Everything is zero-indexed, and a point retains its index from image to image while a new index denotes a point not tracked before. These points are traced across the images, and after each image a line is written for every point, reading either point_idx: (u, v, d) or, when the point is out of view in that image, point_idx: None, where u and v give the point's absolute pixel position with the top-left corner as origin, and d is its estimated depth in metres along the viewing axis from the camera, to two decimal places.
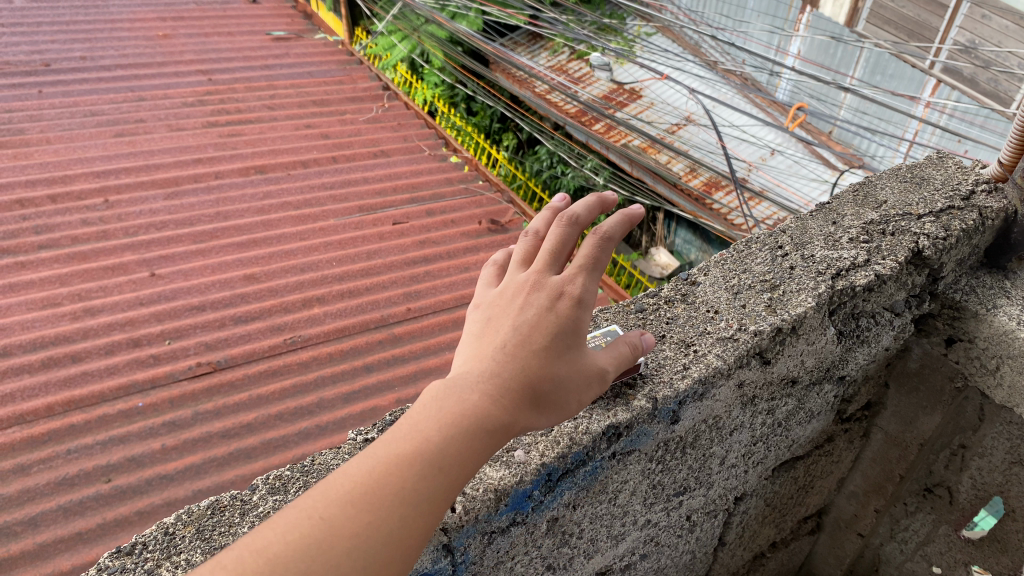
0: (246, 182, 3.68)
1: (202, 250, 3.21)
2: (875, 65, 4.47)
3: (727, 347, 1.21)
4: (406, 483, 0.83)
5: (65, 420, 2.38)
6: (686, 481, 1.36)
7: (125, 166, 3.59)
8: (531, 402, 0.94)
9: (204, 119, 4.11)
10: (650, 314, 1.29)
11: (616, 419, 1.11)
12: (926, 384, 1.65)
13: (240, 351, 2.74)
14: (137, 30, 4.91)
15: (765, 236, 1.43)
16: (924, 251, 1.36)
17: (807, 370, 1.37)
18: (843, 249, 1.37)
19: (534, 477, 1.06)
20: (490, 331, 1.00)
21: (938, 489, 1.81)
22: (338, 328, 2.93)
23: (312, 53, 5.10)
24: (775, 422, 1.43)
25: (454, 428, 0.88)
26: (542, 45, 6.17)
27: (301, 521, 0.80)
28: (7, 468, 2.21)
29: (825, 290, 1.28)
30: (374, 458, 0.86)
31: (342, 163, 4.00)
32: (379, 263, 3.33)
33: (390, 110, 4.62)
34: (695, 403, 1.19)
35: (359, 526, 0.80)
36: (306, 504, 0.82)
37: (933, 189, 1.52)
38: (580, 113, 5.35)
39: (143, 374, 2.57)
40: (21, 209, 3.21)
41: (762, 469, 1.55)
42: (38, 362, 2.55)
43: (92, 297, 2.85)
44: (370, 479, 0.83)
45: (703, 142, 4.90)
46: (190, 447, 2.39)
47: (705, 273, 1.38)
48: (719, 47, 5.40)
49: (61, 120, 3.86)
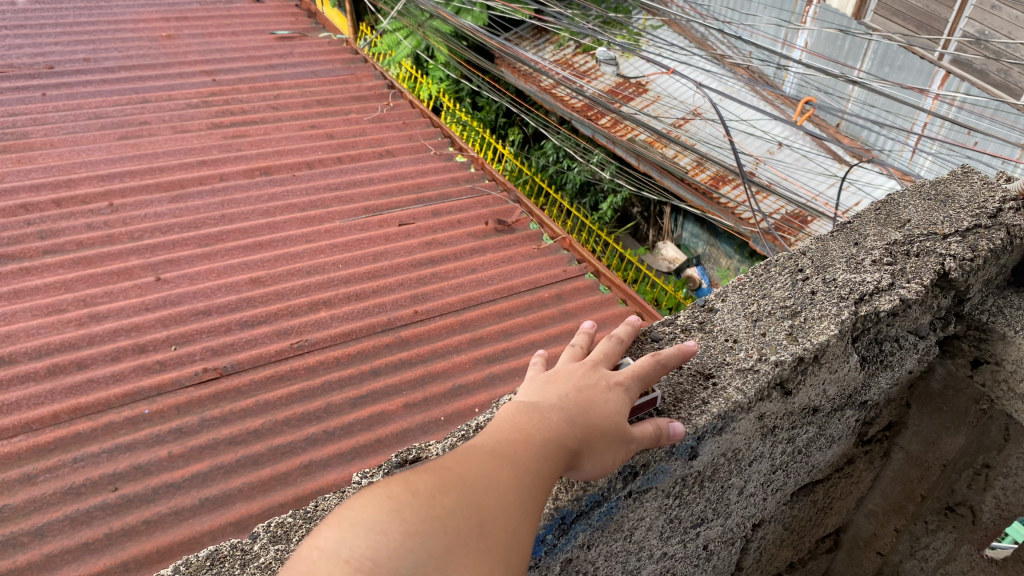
0: (251, 184, 3.64)
1: (207, 253, 3.16)
2: (882, 57, 4.34)
3: (748, 379, 1.17)
4: (528, 490, 0.85)
5: (71, 428, 2.35)
6: (704, 513, 1.32)
7: (129, 169, 3.55)
8: (591, 445, 0.96)
9: (208, 121, 4.06)
10: (666, 344, 1.25)
11: (633, 459, 1.07)
12: (949, 406, 1.61)
13: (246, 356, 2.70)
14: (141, 31, 4.87)
15: (785, 259, 1.42)
16: (950, 273, 1.34)
17: (829, 398, 1.34)
18: (866, 273, 1.34)
19: (546, 522, 1.01)
20: (550, 385, 1.04)
21: (961, 508, 1.75)
22: (344, 332, 2.88)
23: (316, 52, 5.05)
24: (796, 449, 1.40)
25: (542, 445, 0.91)
26: (547, 39, 6.12)
27: (456, 497, 0.78)
28: (13, 478, 2.17)
29: (848, 317, 1.25)
30: (490, 457, 0.86)
31: (347, 163, 3.95)
32: (386, 265, 3.28)
33: (395, 109, 4.56)
34: (714, 438, 1.16)
35: (506, 515, 0.80)
36: (448, 482, 0.79)
37: (959, 207, 1.52)
38: (587, 109, 5.29)
39: (148, 380, 2.53)
40: (25, 214, 3.17)
41: (781, 495, 1.52)
42: (43, 370, 2.51)
43: (97, 302, 2.81)
44: (496, 473, 0.84)
45: (711, 137, 4.84)
46: (197, 454, 2.35)
47: (723, 298, 1.35)
48: (726, 41, 5.32)
49: (64, 123, 3.82)
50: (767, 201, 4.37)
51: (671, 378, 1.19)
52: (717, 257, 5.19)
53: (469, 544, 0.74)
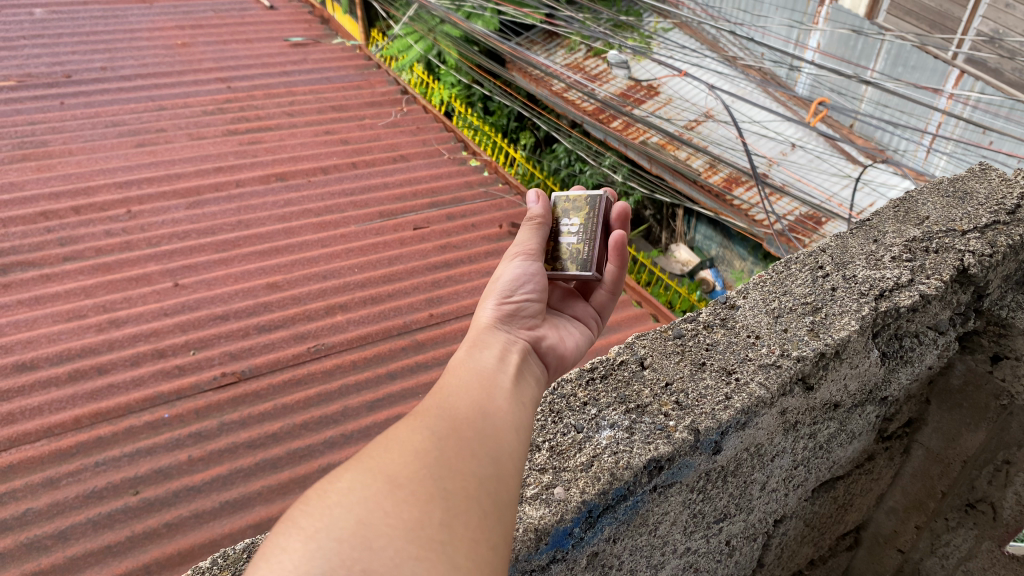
0: (267, 190, 3.67)
1: (225, 258, 3.20)
2: (895, 57, 4.35)
3: (770, 374, 1.19)
4: (429, 433, 0.94)
5: (93, 432, 2.37)
6: (726, 508, 1.33)
7: (147, 177, 3.59)
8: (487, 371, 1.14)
9: (224, 128, 4.11)
10: (689, 340, 1.28)
11: (658, 452, 1.09)
12: (969, 402, 1.62)
13: (264, 360, 2.73)
14: (156, 39, 4.92)
15: (805, 256, 1.44)
16: (970, 269, 1.37)
17: (850, 393, 1.36)
18: (886, 269, 1.37)
19: (574, 516, 1.03)
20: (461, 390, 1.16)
21: (981, 505, 1.75)
22: (361, 336, 2.91)
23: (329, 58, 5.08)
24: (817, 445, 1.42)
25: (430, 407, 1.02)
26: (558, 43, 6.15)
27: (357, 476, 0.85)
28: (36, 481, 2.21)
29: (869, 312, 1.27)
30: (388, 435, 0.94)
31: (362, 168, 3.98)
32: (401, 269, 3.31)
33: (409, 114, 4.59)
34: (738, 433, 1.18)
35: (416, 467, 0.87)
36: (352, 469, 0.87)
37: (977, 204, 1.54)
38: (598, 111, 5.31)
39: (168, 385, 2.56)
40: (44, 221, 3.22)
41: (802, 490, 1.53)
42: (65, 375, 2.54)
43: (117, 308, 2.85)
44: (395, 439, 0.92)
45: (723, 138, 4.85)
46: (216, 458, 2.37)
47: (745, 295, 1.37)
48: (738, 41, 5.33)
49: (83, 131, 3.86)
50: (781, 202, 4.38)
51: (694, 373, 1.21)
52: (730, 259, 5.19)
53: (383, 503, 0.81)
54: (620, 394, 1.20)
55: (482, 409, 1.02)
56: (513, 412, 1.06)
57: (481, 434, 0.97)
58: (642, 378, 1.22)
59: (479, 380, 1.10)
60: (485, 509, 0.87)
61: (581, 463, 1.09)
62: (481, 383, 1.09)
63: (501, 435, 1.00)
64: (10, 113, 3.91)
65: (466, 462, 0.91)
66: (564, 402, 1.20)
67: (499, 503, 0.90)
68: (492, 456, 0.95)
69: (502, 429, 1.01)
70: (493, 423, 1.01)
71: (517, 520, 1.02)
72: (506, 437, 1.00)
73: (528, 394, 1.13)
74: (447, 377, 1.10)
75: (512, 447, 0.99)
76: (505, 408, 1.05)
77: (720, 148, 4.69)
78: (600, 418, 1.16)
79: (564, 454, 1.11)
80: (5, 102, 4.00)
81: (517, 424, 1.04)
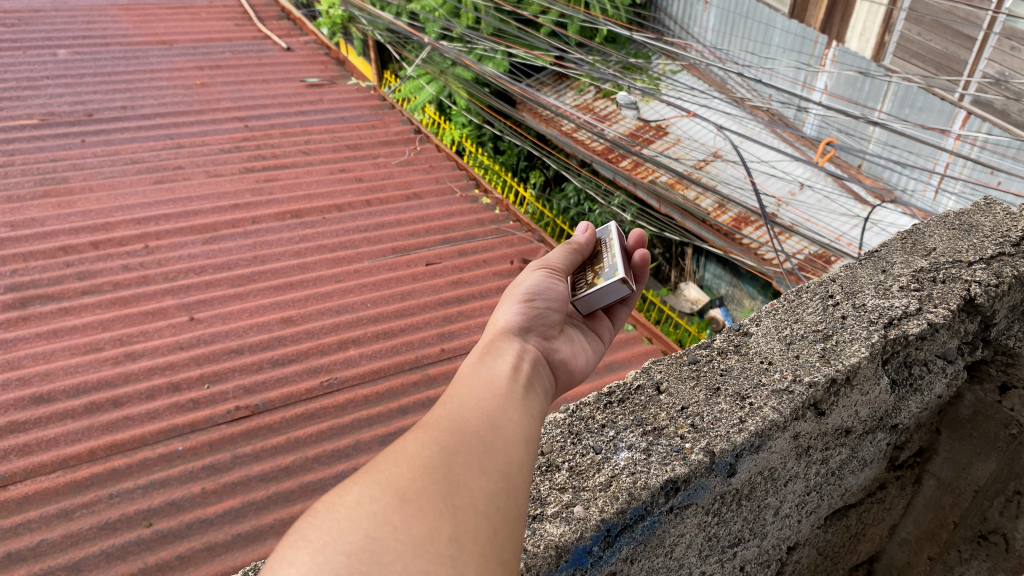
0: (283, 226, 3.74)
1: (240, 293, 3.25)
2: (902, 99, 4.43)
3: (783, 399, 1.23)
4: (438, 446, 0.99)
5: (107, 464, 2.40)
6: (740, 532, 1.36)
7: (164, 213, 3.67)
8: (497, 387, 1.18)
9: (240, 165, 4.19)
10: (703, 366, 1.32)
11: (674, 473, 1.12)
12: (979, 432, 1.65)
13: (278, 394, 2.76)
14: (175, 79, 5.04)
15: (815, 286, 1.48)
16: (977, 299, 1.41)
17: (861, 420, 1.39)
18: (894, 298, 1.41)
19: (593, 534, 1.06)
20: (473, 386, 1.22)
21: (993, 536, 1.74)
22: (373, 370, 2.95)
23: (345, 98, 5.18)
24: (829, 471, 1.45)
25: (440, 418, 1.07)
26: (568, 84, 6.27)
27: (366, 490, 0.89)
28: (51, 513, 2.23)
29: (878, 340, 1.32)
30: (398, 446, 0.99)
31: (376, 206, 4.04)
32: (413, 304, 3.36)
33: (422, 153, 4.67)
34: (752, 455, 1.21)
35: (424, 483, 0.91)
36: (360, 482, 0.91)
37: (982, 236, 1.59)
38: (607, 151, 5.40)
39: (183, 418, 2.60)
40: (64, 256, 3.29)
41: (815, 517, 1.56)
42: (81, 408, 2.58)
43: (133, 341, 2.89)
44: (403, 453, 0.96)
45: (732, 178, 4.91)
46: (229, 491, 2.39)
47: (757, 322, 1.42)
48: (745, 83, 5.44)
49: (103, 168, 3.95)
50: (790, 241, 4.44)
51: (709, 398, 1.25)
52: (739, 297, 5.23)
53: (391, 518, 0.85)
54: (636, 416, 1.23)
55: (491, 421, 1.07)
56: (521, 424, 1.11)
57: (489, 448, 1.02)
58: (659, 402, 1.26)
59: (489, 391, 1.16)
60: (495, 525, 0.91)
61: (599, 483, 1.12)
62: (492, 395, 1.15)
63: (508, 448, 1.04)
64: (33, 151, 4.01)
65: (474, 476, 0.96)
66: (583, 424, 1.24)
67: (508, 516, 0.94)
68: (500, 468, 0.99)
69: (509, 443, 1.05)
70: (500, 436, 1.05)
71: (537, 537, 1.05)
72: (513, 449, 1.04)
73: (532, 405, 1.19)
74: (457, 389, 1.16)
75: (519, 459, 1.04)
76: (514, 419, 1.10)
77: (728, 188, 4.75)
78: (618, 440, 1.19)
79: (583, 473, 1.15)
80: (28, 140, 4.10)
81: (524, 437, 1.09)
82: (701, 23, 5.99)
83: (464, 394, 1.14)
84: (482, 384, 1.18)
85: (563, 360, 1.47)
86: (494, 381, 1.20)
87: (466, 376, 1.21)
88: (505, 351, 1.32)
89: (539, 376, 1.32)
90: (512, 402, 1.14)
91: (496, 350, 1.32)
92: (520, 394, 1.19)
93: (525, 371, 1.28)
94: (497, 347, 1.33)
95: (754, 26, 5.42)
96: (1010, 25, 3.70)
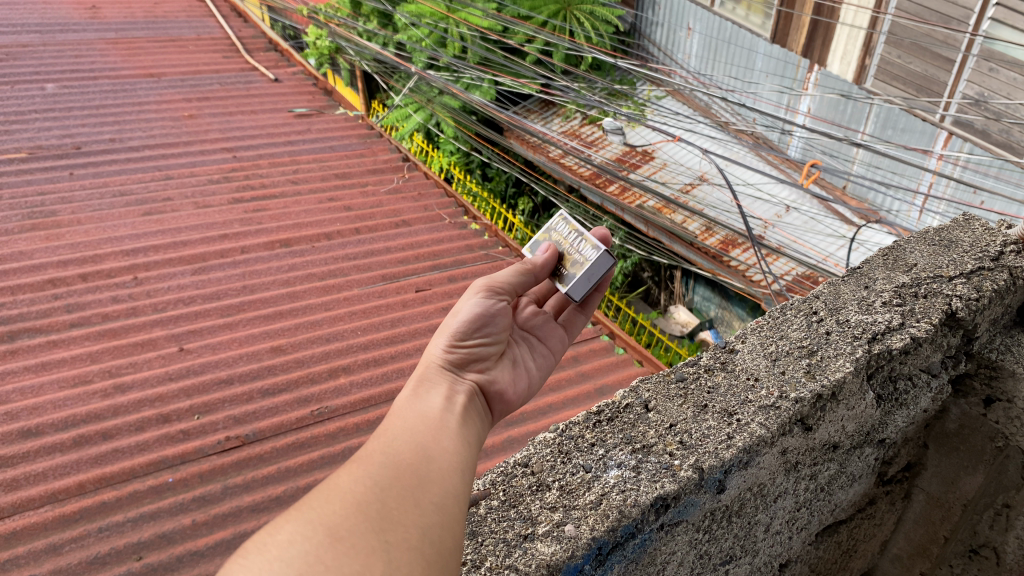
0: (272, 255, 3.75)
1: (229, 323, 3.24)
2: (884, 121, 4.50)
3: (770, 415, 1.24)
4: (372, 480, 0.99)
5: (97, 497, 2.38)
6: (732, 549, 1.37)
7: (153, 244, 3.67)
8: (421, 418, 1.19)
9: (229, 196, 4.20)
10: (690, 383, 1.33)
11: (664, 490, 1.13)
12: (966, 445, 1.67)
13: (268, 424, 2.75)
14: (164, 111, 5.06)
15: (800, 303, 1.50)
16: (957, 312, 1.44)
17: (848, 434, 1.41)
18: (877, 313, 1.44)
19: (585, 552, 1.07)
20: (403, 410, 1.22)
21: (984, 550, 1.75)
22: (364, 399, 2.93)
23: (333, 128, 5.20)
24: (818, 487, 1.46)
25: (371, 455, 1.06)
26: (554, 112, 6.35)
27: (298, 528, 0.89)
28: (39, 548, 2.21)
29: (862, 354, 1.34)
30: (330, 479, 0.99)
31: (365, 234, 4.05)
32: (404, 331, 3.35)
33: (410, 180, 4.69)
34: (741, 471, 1.22)
35: (357, 519, 0.92)
36: (292, 520, 0.91)
37: (962, 251, 1.62)
38: (595, 176, 5.46)
39: (172, 450, 2.58)
40: (52, 288, 3.28)
41: (806, 534, 1.57)
42: (69, 441, 2.56)
43: (122, 373, 2.88)
44: (337, 487, 0.97)
45: (718, 202, 4.96)
46: (220, 522, 2.37)
47: (743, 340, 1.43)
48: (730, 108, 5.54)
49: (91, 201, 3.95)
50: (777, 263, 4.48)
51: (697, 415, 1.26)
52: (730, 320, 5.24)
53: (325, 557, 0.86)
54: (625, 434, 1.24)
55: (424, 452, 1.08)
56: (457, 455, 1.11)
57: (424, 480, 1.02)
58: (647, 420, 1.27)
59: (422, 424, 1.16)
60: (430, 559, 0.92)
61: (590, 501, 1.13)
62: (426, 428, 1.15)
63: (443, 479, 1.05)
64: (22, 184, 4.02)
65: (410, 510, 0.96)
66: (572, 443, 1.25)
67: (444, 551, 0.95)
68: (436, 501, 1.00)
69: (445, 473, 1.06)
70: (434, 468, 1.06)
71: (528, 557, 1.06)
72: (448, 480, 1.05)
73: (471, 434, 1.21)
74: (392, 422, 1.15)
75: (456, 489, 1.04)
76: (451, 448, 1.12)
77: (715, 211, 4.79)
78: (607, 458, 1.20)
79: (573, 492, 1.15)
80: (16, 174, 4.11)
81: (459, 466, 1.09)
82: (685, 49, 6.08)
83: (396, 428, 1.13)
84: (416, 418, 1.18)
85: (500, 390, 1.47)
86: (427, 415, 1.20)
87: (400, 410, 1.22)
88: (438, 386, 1.32)
89: (476, 410, 1.33)
90: (445, 433, 1.15)
91: (428, 383, 1.32)
92: (456, 424, 1.20)
93: (459, 404, 1.29)
94: (429, 380, 1.33)
95: (737, 52, 5.50)
96: (988, 47, 3.79)
